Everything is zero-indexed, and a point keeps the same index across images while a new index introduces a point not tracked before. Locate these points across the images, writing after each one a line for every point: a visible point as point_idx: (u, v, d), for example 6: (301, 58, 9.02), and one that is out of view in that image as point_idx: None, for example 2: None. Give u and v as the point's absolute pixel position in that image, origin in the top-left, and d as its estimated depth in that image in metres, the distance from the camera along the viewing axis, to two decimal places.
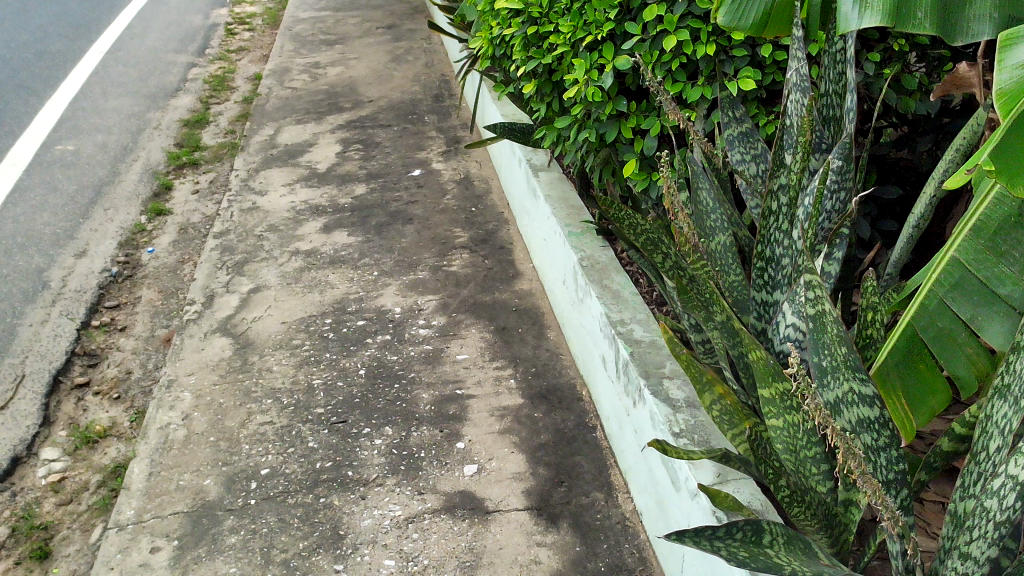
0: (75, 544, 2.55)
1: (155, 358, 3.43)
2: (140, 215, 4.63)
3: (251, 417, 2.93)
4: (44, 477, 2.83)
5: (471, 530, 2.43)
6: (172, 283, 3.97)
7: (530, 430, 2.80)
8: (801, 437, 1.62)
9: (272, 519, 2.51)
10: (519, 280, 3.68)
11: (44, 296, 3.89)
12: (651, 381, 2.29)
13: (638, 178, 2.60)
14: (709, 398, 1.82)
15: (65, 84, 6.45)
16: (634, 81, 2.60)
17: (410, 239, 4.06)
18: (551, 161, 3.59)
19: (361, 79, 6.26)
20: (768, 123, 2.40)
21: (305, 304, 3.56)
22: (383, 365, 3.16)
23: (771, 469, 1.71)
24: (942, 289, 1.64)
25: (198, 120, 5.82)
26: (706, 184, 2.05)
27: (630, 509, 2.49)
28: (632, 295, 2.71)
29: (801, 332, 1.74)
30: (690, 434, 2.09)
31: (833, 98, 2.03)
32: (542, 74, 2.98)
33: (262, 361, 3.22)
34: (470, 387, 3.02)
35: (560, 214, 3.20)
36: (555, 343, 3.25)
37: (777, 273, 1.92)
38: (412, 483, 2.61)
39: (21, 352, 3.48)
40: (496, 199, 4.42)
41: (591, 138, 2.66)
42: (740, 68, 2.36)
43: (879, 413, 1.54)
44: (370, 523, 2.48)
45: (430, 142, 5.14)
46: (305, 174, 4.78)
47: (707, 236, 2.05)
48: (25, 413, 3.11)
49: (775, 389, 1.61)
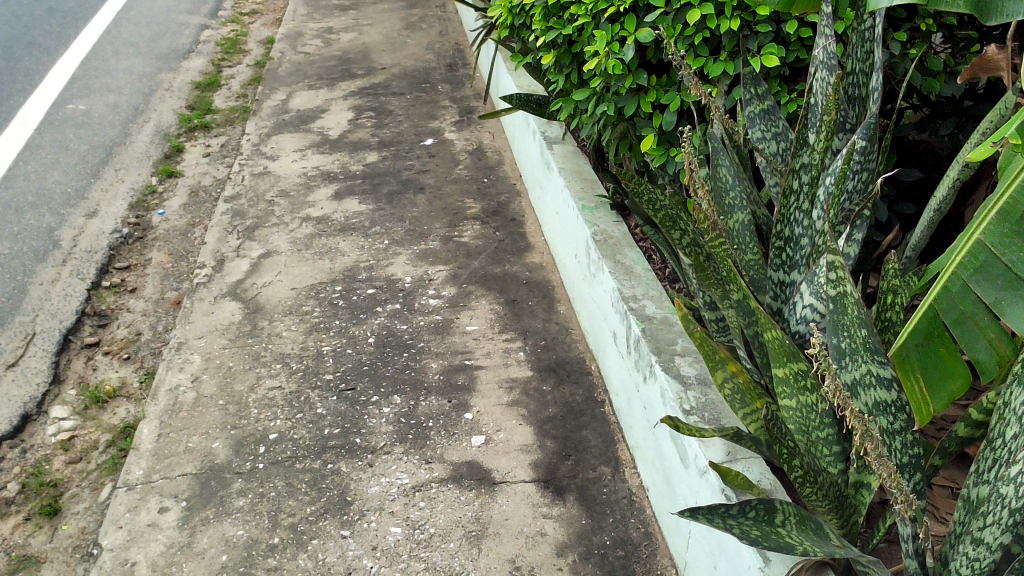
0: (84, 501, 2.57)
1: (165, 320, 3.43)
2: (151, 176, 4.62)
3: (261, 382, 2.94)
4: (54, 435, 2.85)
5: (478, 501, 2.45)
6: (182, 245, 3.97)
7: (538, 402, 2.80)
8: (814, 418, 1.64)
9: (280, 484, 2.52)
10: (530, 253, 3.67)
11: (55, 255, 3.90)
12: (663, 357, 2.29)
13: (656, 153, 2.58)
14: (722, 375, 1.81)
15: (76, 42, 6.41)
16: (655, 54, 2.55)
17: (421, 209, 4.04)
18: (566, 134, 3.56)
19: (375, 46, 6.21)
20: (790, 100, 2.35)
21: (315, 271, 3.56)
22: (393, 333, 3.16)
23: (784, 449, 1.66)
24: (965, 272, 1.58)
25: (210, 83, 5.78)
26: (726, 160, 2.01)
27: (636, 484, 2.49)
28: (645, 272, 2.70)
29: (818, 313, 1.73)
30: (700, 412, 2.09)
31: (860, 77, 1.99)
32: (562, 45, 2.93)
33: (272, 326, 3.22)
34: (479, 358, 3.03)
35: (574, 187, 3.19)
36: (565, 317, 3.24)
37: (795, 253, 1.90)
38: (420, 452, 2.62)
39: (32, 311, 3.50)
40: (508, 170, 4.40)
41: (609, 112, 2.62)
42: (764, 44, 2.32)
43: (897, 396, 1.53)
44: (377, 491, 2.49)
45: (444, 112, 5.11)
46: (317, 140, 4.76)
47: (725, 213, 2.01)
48: (36, 370, 3.13)
49: (788, 369, 1.60)
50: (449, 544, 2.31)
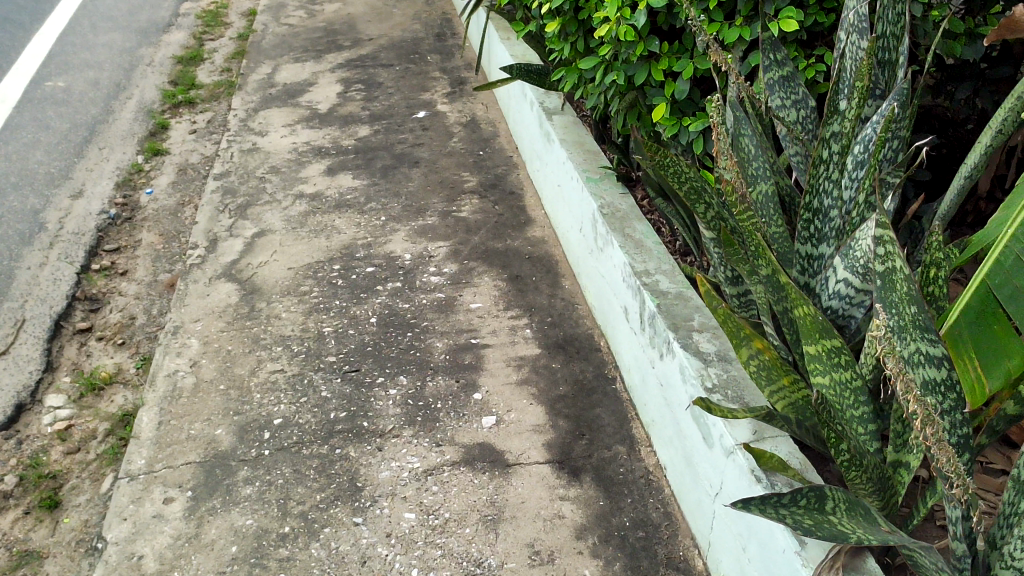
0: (85, 493, 2.49)
1: (159, 303, 3.34)
2: (137, 155, 4.50)
3: (262, 365, 2.86)
4: (50, 425, 2.77)
5: (492, 484, 2.39)
6: (173, 226, 3.87)
7: (548, 381, 2.74)
8: (847, 394, 1.61)
9: (288, 471, 2.46)
10: (531, 227, 3.59)
11: (41, 238, 3.79)
12: (680, 334, 2.23)
13: (668, 123, 2.47)
14: (746, 352, 1.74)
15: (53, 17, 6.23)
16: (666, 20, 2.43)
17: (417, 183, 3.95)
18: (565, 104, 3.47)
19: (360, 16, 6.07)
20: (809, 67, 2.23)
21: (311, 250, 3.47)
22: (395, 313, 3.09)
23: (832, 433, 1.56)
24: (1018, 245, 1.41)
25: (193, 57, 5.63)
26: (749, 130, 1.91)
27: (653, 463, 2.44)
28: (655, 246, 2.64)
29: (854, 289, 1.64)
30: (723, 390, 2.03)
31: (891, 40, 1.84)
32: (568, 12, 2.82)
33: (270, 308, 3.14)
34: (485, 337, 2.96)
35: (577, 159, 3.11)
36: (570, 292, 3.18)
37: (825, 226, 1.78)
38: (429, 435, 2.55)
39: (21, 296, 3.40)
40: (504, 142, 4.31)
41: (618, 81, 2.51)
42: (782, 9, 2.19)
43: (948, 374, 1.42)
44: (388, 476, 2.43)
45: (435, 83, 5.00)
46: (306, 114, 4.65)
47: (750, 183, 1.92)
48: (28, 358, 3.04)
49: (820, 346, 1.58)
50: (466, 529, 2.26)
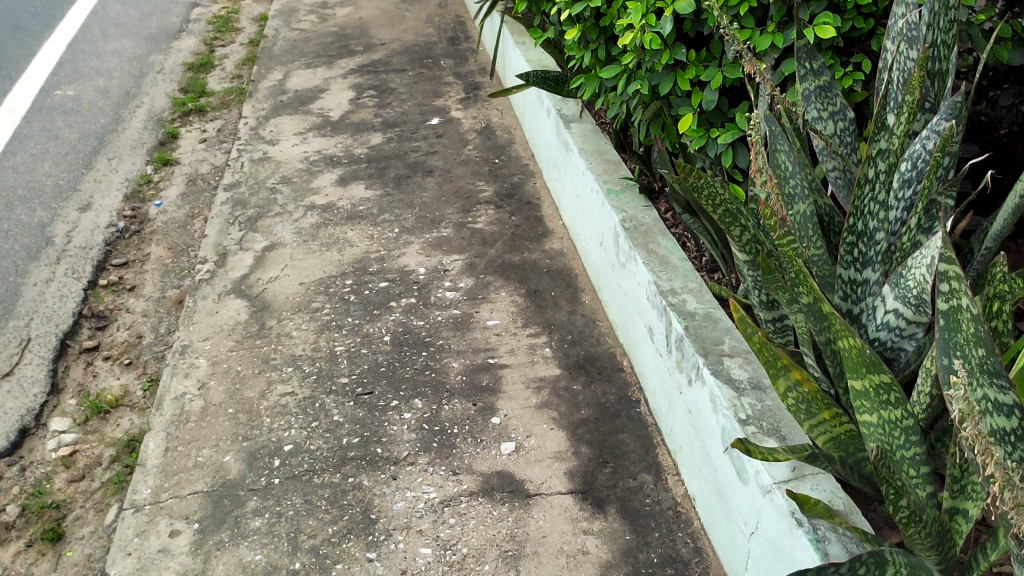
0: (89, 525, 2.40)
1: (167, 321, 3.25)
2: (146, 165, 4.42)
3: (272, 387, 2.76)
4: (54, 450, 2.68)
5: (512, 516, 2.27)
6: (182, 239, 3.78)
7: (570, 404, 2.63)
8: (898, 434, 1.48)
9: (299, 501, 2.35)
10: (549, 239, 3.47)
11: (48, 253, 3.71)
12: (710, 359, 2.11)
13: (695, 135, 2.35)
14: (784, 384, 1.62)
15: (64, 24, 6.16)
16: (693, 27, 2.32)
17: (431, 193, 3.84)
18: (583, 111, 3.36)
19: (372, 20, 5.97)
20: (847, 76, 2.11)
21: (323, 265, 3.37)
22: (409, 331, 2.98)
23: (892, 488, 1.39)
24: None
25: (203, 63, 5.55)
26: (786, 146, 1.79)
27: (681, 493, 2.32)
28: (681, 262, 2.52)
29: (905, 320, 1.52)
30: (758, 421, 1.91)
31: (942, 49, 1.72)
32: (589, 19, 2.71)
33: (281, 326, 3.04)
34: (503, 356, 2.84)
35: (597, 169, 2.99)
36: (591, 308, 3.06)
37: (869, 249, 1.66)
38: (446, 463, 2.44)
39: (27, 314, 3.31)
40: (519, 150, 4.19)
41: (642, 91, 2.39)
42: (817, 14, 2.08)
43: (1018, 424, 1.27)
44: (403, 507, 2.32)
45: (448, 89, 4.89)
46: (318, 122, 4.55)
47: (787, 203, 1.80)
48: (32, 379, 2.95)
49: (868, 382, 1.46)
50: (485, 566, 2.14)
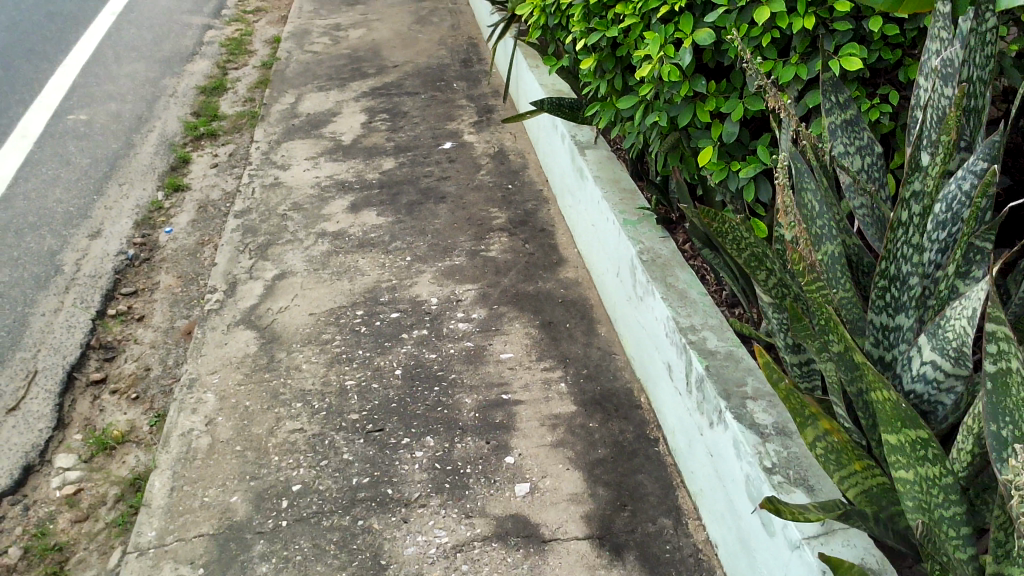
0: (92, 568, 2.34)
1: (176, 353, 3.19)
2: (157, 191, 4.39)
3: (280, 424, 2.70)
4: (58, 488, 2.62)
5: (527, 563, 2.19)
6: (191, 267, 3.73)
7: (586, 443, 2.55)
8: (935, 491, 1.40)
9: (307, 545, 2.28)
10: (563, 267, 3.41)
11: (57, 282, 3.67)
12: (733, 401, 2.03)
13: (715, 167, 2.28)
14: (812, 434, 1.53)
15: (78, 48, 6.16)
16: (713, 57, 2.26)
17: (444, 220, 3.78)
18: (598, 138, 3.30)
19: (385, 42, 5.94)
20: (873, 108, 2.04)
21: (333, 294, 3.31)
22: (421, 364, 2.91)
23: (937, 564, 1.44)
24: None
25: (216, 87, 5.53)
26: (813, 185, 1.72)
27: (703, 539, 2.23)
28: (700, 297, 2.44)
29: (943, 372, 1.44)
30: (784, 470, 1.83)
31: (978, 86, 1.65)
32: (605, 48, 2.66)
33: (290, 358, 2.98)
34: (517, 392, 2.77)
35: (612, 199, 2.92)
36: (607, 341, 2.98)
37: (903, 294, 1.59)
38: (458, 505, 2.37)
39: (34, 345, 3.27)
40: (533, 175, 4.13)
41: (660, 122, 2.33)
42: (843, 45, 2.02)
43: None
44: (414, 552, 2.24)
45: (461, 112, 4.84)
46: (329, 147, 4.51)
47: (814, 243, 1.73)
48: (38, 414, 2.90)
49: (905, 436, 1.38)
50: None
